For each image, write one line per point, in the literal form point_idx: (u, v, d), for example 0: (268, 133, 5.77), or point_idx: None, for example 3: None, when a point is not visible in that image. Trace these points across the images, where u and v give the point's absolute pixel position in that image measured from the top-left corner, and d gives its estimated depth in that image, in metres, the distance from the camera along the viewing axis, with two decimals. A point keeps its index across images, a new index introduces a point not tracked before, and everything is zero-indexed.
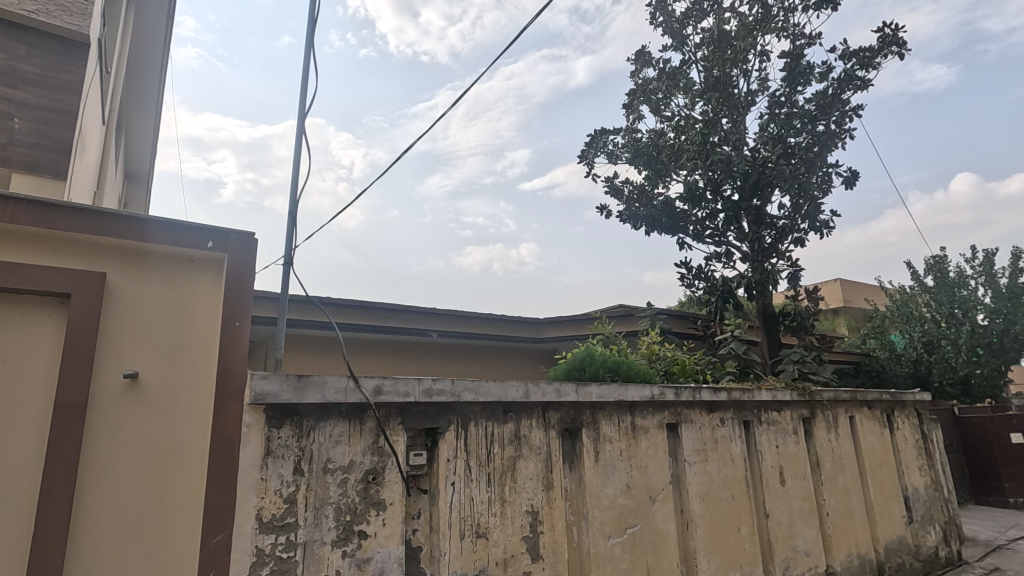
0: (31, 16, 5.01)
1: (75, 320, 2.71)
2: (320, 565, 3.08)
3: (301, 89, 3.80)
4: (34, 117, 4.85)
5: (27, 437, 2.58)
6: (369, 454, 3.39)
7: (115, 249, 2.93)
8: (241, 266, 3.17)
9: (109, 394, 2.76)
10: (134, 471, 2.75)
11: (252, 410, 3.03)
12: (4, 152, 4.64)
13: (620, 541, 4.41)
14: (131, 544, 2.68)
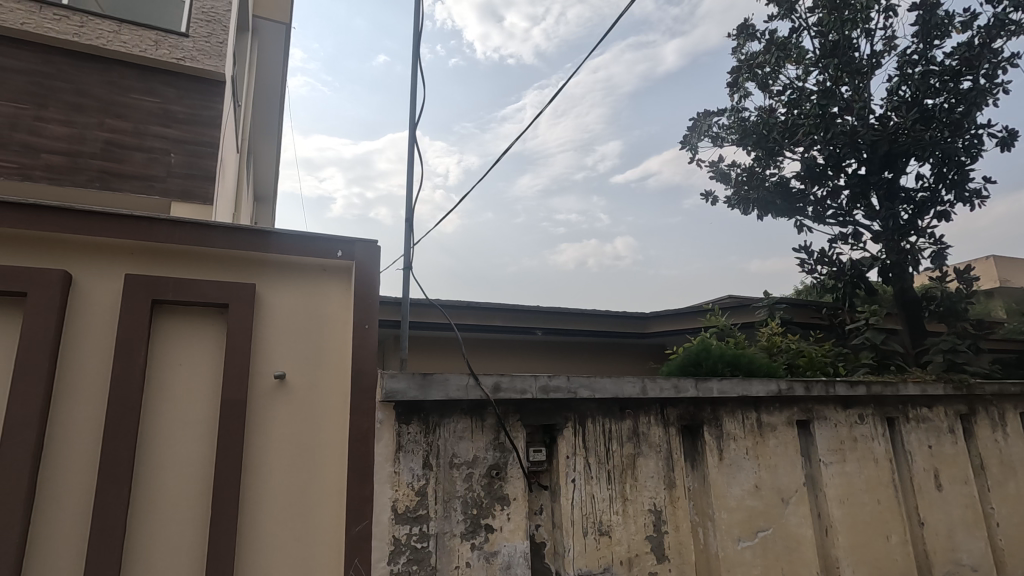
0: (180, 62, 5.89)
1: (233, 328, 3.02)
2: (451, 556, 3.20)
3: (412, 100, 3.99)
4: (185, 151, 5.73)
5: (199, 433, 2.91)
6: (492, 449, 3.47)
7: (259, 262, 3.24)
8: (368, 272, 3.38)
9: (263, 392, 3.06)
10: (286, 463, 3.03)
11: (384, 406, 3.22)
12: (165, 184, 5.55)
13: (752, 545, 4.16)
14: (286, 528, 2.96)
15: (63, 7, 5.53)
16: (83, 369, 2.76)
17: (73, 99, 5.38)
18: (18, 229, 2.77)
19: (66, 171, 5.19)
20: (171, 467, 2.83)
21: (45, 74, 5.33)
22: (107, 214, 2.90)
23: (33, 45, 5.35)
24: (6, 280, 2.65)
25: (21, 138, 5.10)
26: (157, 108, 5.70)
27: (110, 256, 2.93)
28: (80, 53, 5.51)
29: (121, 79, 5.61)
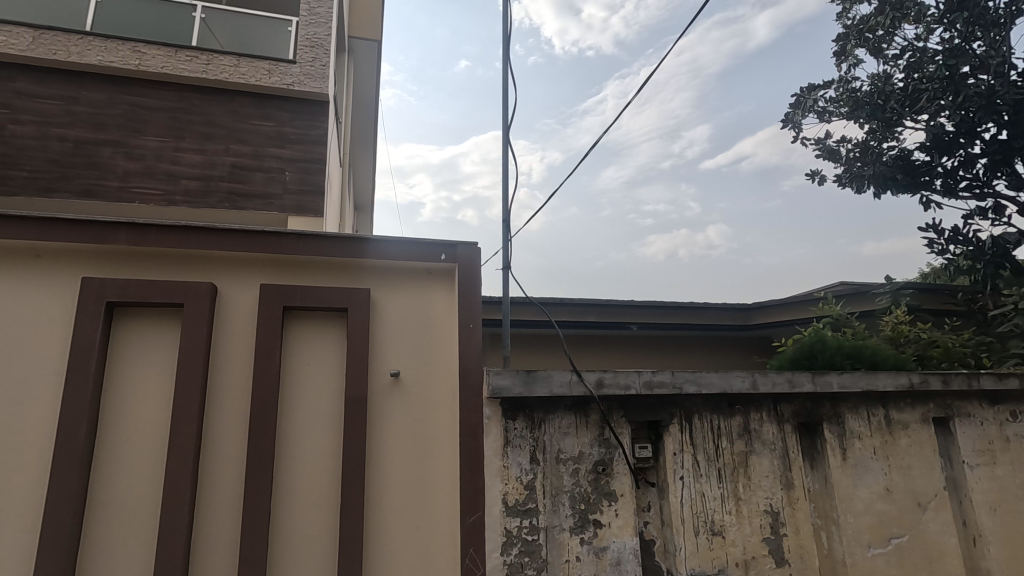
0: (290, 87, 6.43)
1: (352, 330, 3.25)
2: (561, 549, 3.24)
3: (503, 103, 4.07)
4: (298, 169, 6.26)
5: (327, 427, 3.16)
6: (597, 445, 3.47)
7: (371, 268, 3.47)
8: (470, 274, 3.51)
9: (380, 390, 3.27)
10: (404, 456, 3.23)
11: (491, 403, 3.33)
12: (281, 201, 6.11)
13: (884, 553, 3.83)
14: (406, 517, 3.15)
15: (193, 48, 6.23)
16: (227, 370, 3.07)
17: (204, 129, 6.06)
18: (171, 247, 3.10)
19: (200, 194, 5.87)
20: (304, 459, 3.09)
21: (181, 109, 6.05)
22: (242, 231, 3.21)
23: (171, 84, 6.09)
24: (164, 293, 2.98)
25: (164, 167, 5.84)
26: (273, 131, 6.28)
27: (246, 268, 3.24)
28: (208, 88, 6.19)
29: (242, 107, 6.24)
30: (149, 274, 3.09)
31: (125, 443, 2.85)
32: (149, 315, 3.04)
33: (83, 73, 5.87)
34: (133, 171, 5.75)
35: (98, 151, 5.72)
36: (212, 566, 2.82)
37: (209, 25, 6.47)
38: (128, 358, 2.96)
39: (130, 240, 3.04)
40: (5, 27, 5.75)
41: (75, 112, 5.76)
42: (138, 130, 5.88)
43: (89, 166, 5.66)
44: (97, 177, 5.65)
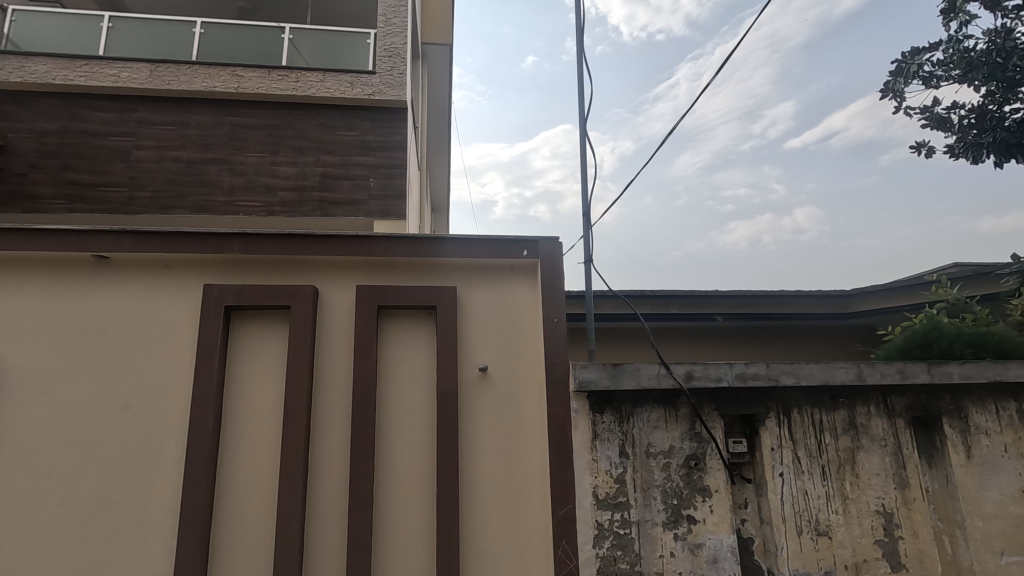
0: (371, 96, 6.73)
1: (442, 327, 3.37)
2: (655, 544, 3.19)
3: (579, 95, 4.03)
4: (381, 174, 6.57)
5: (421, 420, 3.30)
6: (688, 439, 3.39)
7: (457, 266, 3.57)
8: (553, 269, 3.53)
9: (470, 384, 3.38)
10: (494, 448, 3.31)
11: (578, 396, 3.34)
12: (367, 206, 6.43)
13: (1019, 561, 3.47)
14: (499, 507, 3.23)
15: (284, 67, 6.68)
16: (330, 367, 3.28)
17: (296, 143, 6.50)
18: (276, 254, 3.34)
19: (295, 204, 6.32)
20: (401, 450, 3.25)
21: (275, 126, 6.53)
22: (338, 235, 3.40)
23: (266, 103, 6.58)
24: (272, 296, 3.23)
25: (263, 181, 6.33)
26: (358, 140, 6.63)
27: (343, 270, 3.44)
28: (298, 104, 6.63)
29: (328, 120, 6.63)
30: (259, 280, 3.35)
31: (244, 434, 3.11)
32: (260, 317, 3.30)
33: (192, 99, 6.48)
34: (237, 186, 6.28)
35: (207, 170, 6.30)
36: (324, 548, 3.03)
37: (297, 44, 6.91)
38: (244, 357, 3.23)
39: (242, 249, 3.29)
40: (127, 63, 6.45)
41: (187, 135, 6.37)
42: (240, 148, 6.41)
43: (200, 184, 6.24)
44: (207, 194, 6.22)
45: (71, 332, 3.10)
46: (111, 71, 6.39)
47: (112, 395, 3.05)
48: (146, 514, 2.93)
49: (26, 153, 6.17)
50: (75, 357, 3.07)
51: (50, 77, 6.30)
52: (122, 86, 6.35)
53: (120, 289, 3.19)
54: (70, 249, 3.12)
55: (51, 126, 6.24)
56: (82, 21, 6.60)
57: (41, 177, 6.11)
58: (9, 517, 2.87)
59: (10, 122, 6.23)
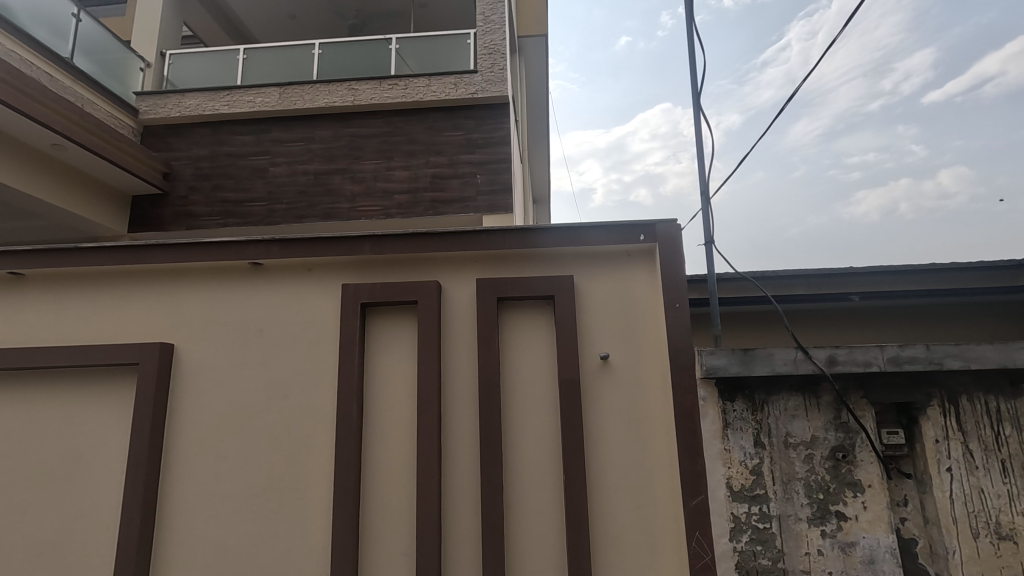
0: (474, 95, 6.89)
1: (561, 316, 3.37)
2: (799, 541, 2.99)
3: (691, 68, 3.81)
4: (488, 171, 6.73)
5: (545, 408, 3.35)
6: (833, 430, 3.12)
7: (572, 255, 3.57)
8: (672, 254, 3.39)
9: (592, 373, 3.37)
10: (619, 437, 3.28)
11: (705, 383, 3.25)
12: (475, 203, 6.63)
13: None
14: (628, 497, 3.20)
15: (393, 76, 7.05)
16: (457, 358, 3.42)
17: (408, 147, 6.86)
18: (401, 253, 3.53)
19: (410, 205, 6.67)
20: (527, 437, 3.32)
21: (388, 133, 6.94)
22: (457, 232, 3.53)
23: (379, 113, 7.01)
24: (401, 292, 3.44)
25: (380, 186, 6.75)
26: (464, 139, 6.84)
27: (462, 265, 3.57)
28: (408, 110, 6.97)
29: (436, 122, 6.91)
30: (387, 278, 3.58)
31: (383, 422, 3.35)
32: (390, 313, 3.52)
33: (315, 115, 7.06)
34: (358, 193, 6.76)
35: (332, 180, 6.84)
36: (459, 529, 3.19)
37: (403, 53, 7.25)
38: (380, 349, 3.46)
39: (372, 250, 3.51)
40: (261, 89, 7.18)
41: (313, 150, 6.96)
42: (358, 157, 6.89)
43: (326, 193, 6.80)
44: (333, 202, 6.76)
45: (236, 331, 3.51)
46: (248, 98, 7.15)
47: (272, 387, 3.42)
48: (305, 493, 3.27)
49: (186, 178, 7.09)
50: (242, 353, 3.48)
51: (201, 109, 7.18)
52: (257, 110, 7.07)
53: (273, 291, 3.56)
54: (230, 258, 3.53)
55: (204, 153, 7.12)
56: (223, 56, 7.45)
57: (199, 198, 7.00)
58: (197, 492, 3.32)
59: (173, 151, 7.19)
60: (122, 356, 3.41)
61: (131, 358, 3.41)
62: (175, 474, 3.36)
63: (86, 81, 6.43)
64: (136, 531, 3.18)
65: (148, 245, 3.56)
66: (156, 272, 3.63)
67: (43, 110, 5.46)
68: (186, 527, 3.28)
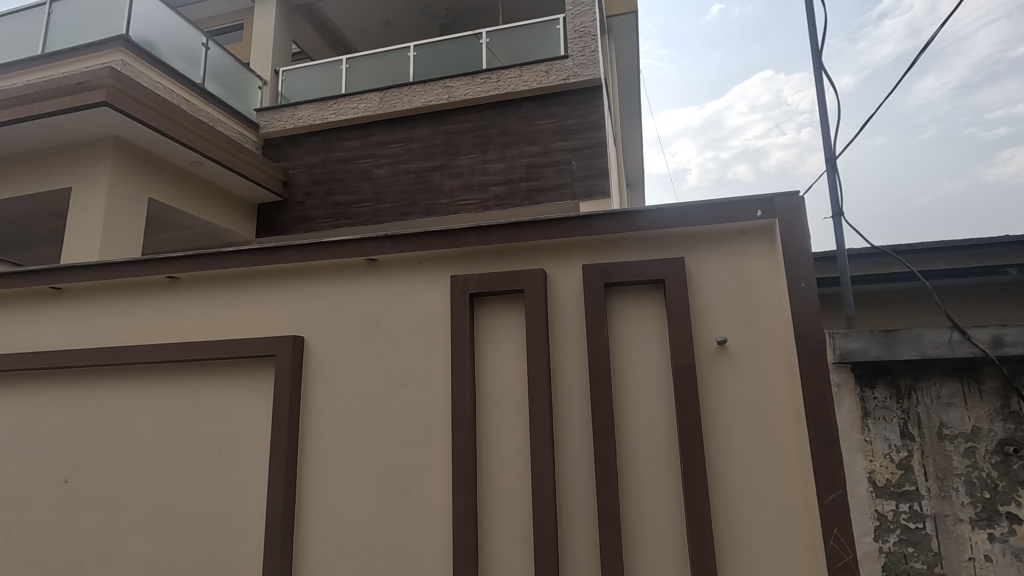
0: (566, 81, 6.79)
1: (673, 300, 3.24)
2: (960, 545, 2.66)
3: (810, 21, 3.44)
4: (583, 156, 6.62)
5: (658, 395, 3.25)
6: (999, 420, 2.72)
7: (682, 236, 3.41)
8: (794, 229, 3.13)
9: (708, 358, 3.21)
10: (742, 426, 3.10)
11: (839, 368, 2.97)
12: (571, 189, 6.56)
13: None
14: (753, 489, 3.02)
15: (485, 70, 7.14)
16: (565, 345, 3.41)
17: (502, 138, 6.93)
18: (506, 243, 3.56)
19: (507, 196, 6.75)
20: (641, 424, 3.24)
21: (483, 127, 7.04)
22: (560, 219, 3.49)
23: (473, 107, 7.13)
24: (508, 282, 3.48)
25: (478, 180, 6.89)
26: (558, 126, 6.78)
27: (567, 253, 3.54)
28: (501, 102, 7.03)
29: (529, 112, 6.91)
30: (493, 268, 3.63)
31: (496, 409, 3.42)
32: (498, 302, 3.57)
33: (413, 116, 7.33)
34: (456, 187, 6.95)
35: (431, 177, 7.09)
36: (575, 515, 3.19)
37: (494, 45, 7.31)
38: (490, 338, 3.53)
39: (478, 241, 3.58)
40: (363, 96, 7.58)
41: (413, 149, 7.25)
42: (456, 153, 7.07)
43: (427, 190, 7.06)
44: (434, 198, 7.01)
45: (357, 323, 3.75)
46: (353, 105, 7.58)
47: (391, 375, 3.61)
48: (426, 475, 3.42)
49: (302, 184, 7.67)
50: (363, 343, 3.71)
51: (312, 119, 7.72)
52: (361, 116, 7.48)
53: (387, 285, 3.75)
54: (348, 255, 3.76)
55: (316, 160, 7.66)
56: (328, 68, 7.95)
57: (314, 202, 7.54)
58: (330, 471, 3.59)
59: (289, 160, 7.80)
60: (262, 348, 3.77)
61: (269, 350, 3.76)
62: (309, 455, 3.65)
63: (216, 103, 7.15)
64: (281, 505, 3.51)
65: (277, 246, 3.88)
66: (285, 271, 3.95)
67: (184, 132, 6.16)
68: (321, 504, 3.56)
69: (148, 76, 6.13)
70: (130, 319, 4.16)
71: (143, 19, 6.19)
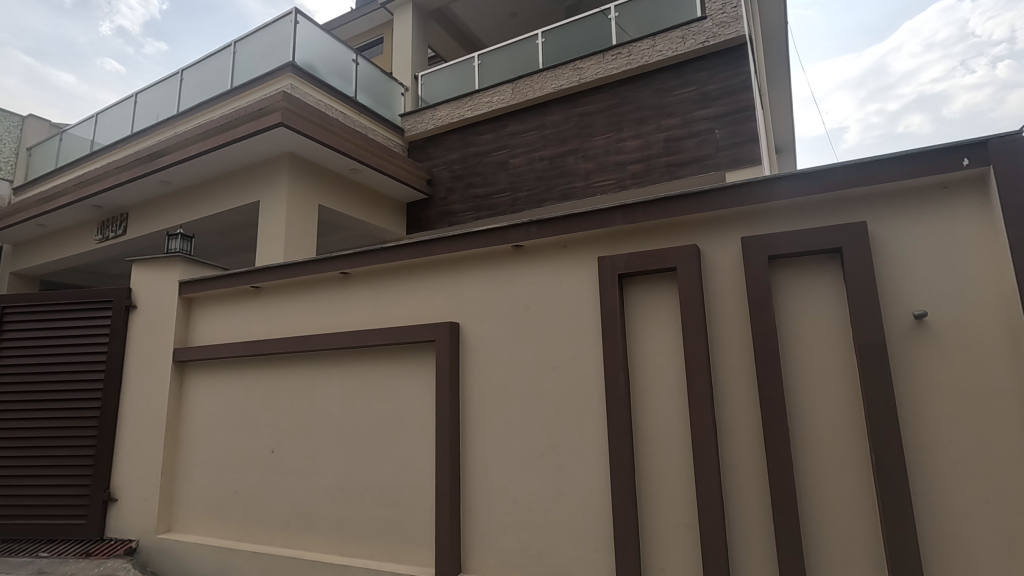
0: (705, 44, 6.31)
1: (853, 270, 2.86)
2: None
3: None
4: (727, 123, 6.12)
5: (840, 378, 2.90)
6: None
7: (863, 198, 2.99)
8: (1017, 177, 2.58)
9: (901, 335, 2.80)
10: (951, 414, 2.65)
11: None
12: (716, 159, 6.10)
13: None
14: (970, 487, 2.58)
15: (616, 45, 6.91)
16: (724, 325, 3.19)
17: (637, 114, 6.68)
18: (654, 220, 3.42)
19: (645, 173, 6.50)
20: (820, 410, 2.92)
21: (616, 104, 6.84)
22: (713, 190, 3.25)
23: (605, 86, 6.95)
24: (659, 260, 3.33)
25: (613, 159, 6.72)
26: (698, 94, 6.34)
27: (724, 226, 3.30)
28: (635, 77, 6.76)
29: (666, 83, 6.55)
30: (642, 247, 3.51)
31: (651, 391, 3.32)
32: (648, 282, 3.44)
33: (545, 103, 7.36)
34: (591, 170, 6.85)
35: (566, 161, 7.06)
36: (745, 506, 2.99)
37: (624, 18, 7.04)
38: (642, 319, 3.42)
39: (625, 220, 3.47)
40: (496, 89, 7.77)
41: (546, 136, 7.28)
42: (589, 134, 6.96)
43: (562, 175, 7.06)
44: (569, 182, 6.98)
45: (508, 309, 3.86)
46: (487, 99, 7.82)
47: (543, 358, 3.67)
48: (582, 457, 3.44)
49: (444, 180, 8.09)
50: (514, 328, 3.81)
51: (450, 118, 8.11)
52: (495, 109, 7.68)
53: (534, 270, 3.81)
54: (496, 243, 3.88)
55: (455, 156, 8.03)
56: (463, 66, 8.27)
57: (455, 197, 7.92)
58: (490, 451, 3.76)
59: (432, 159, 8.27)
60: (423, 335, 4.05)
61: (428, 336, 4.02)
62: (471, 435, 3.86)
63: (367, 113, 7.81)
64: (447, 481, 3.75)
65: (430, 238, 4.13)
66: (438, 262, 4.20)
67: (343, 142, 6.84)
68: (483, 480, 3.75)
69: (312, 96, 6.89)
70: (313, 311, 4.72)
71: (305, 45, 6.96)
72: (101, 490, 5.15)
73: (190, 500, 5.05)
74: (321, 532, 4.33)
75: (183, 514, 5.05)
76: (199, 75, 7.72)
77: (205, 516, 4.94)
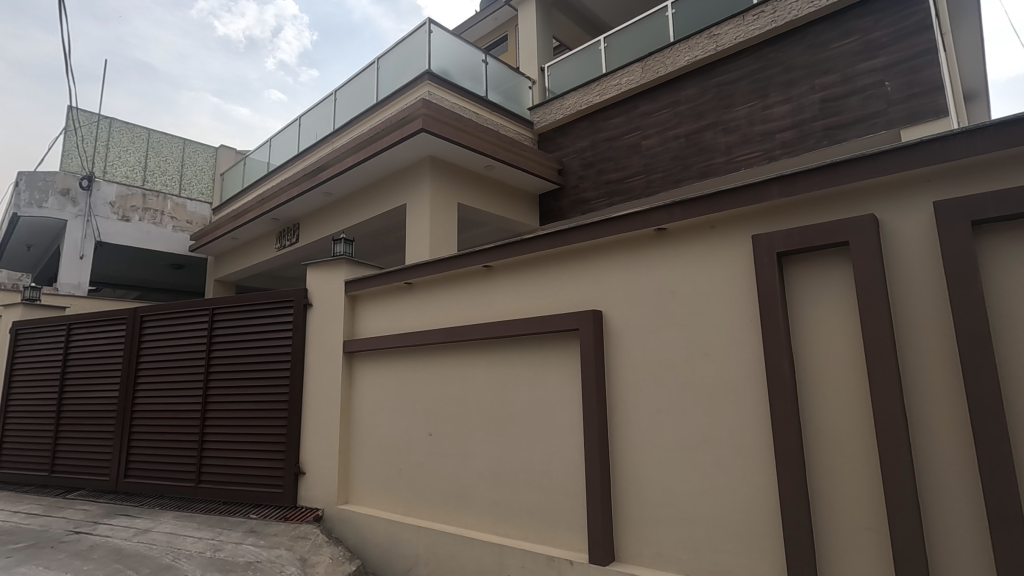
0: None
1: None
2: None
3: None
4: (901, 72, 5.30)
5: None
6: None
7: None
8: None
9: None
10: None
11: None
12: (888, 116, 5.32)
13: None
14: None
15: (758, 4, 6.32)
16: (913, 304, 2.78)
17: (786, 76, 6.05)
18: (819, 191, 3.07)
19: (798, 141, 5.87)
20: None
21: (760, 69, 6.27)
22: (893, 151, 2.83)
23: (747, 50, 6.40)
24: (827, 234, 2.98)
25: (759, 129, 6.17)
26: (861, 44, 5.58)
27: (909, 191, 2.86)
28: (782, 36, 6.13)
29: (820, 37, 5.86)
30: (804, 221, 3.17)
31: (823, 380, 2.99)
32: (815, 259, 3.11)
33: (679, 77, 6.97)
34: (733, 143, 6.36)
35: (704, 137, 6.63)
36: (949, 512, 2.58)
37: None
38: (808, 301, 3.10)
39: (783, 193, 3.16)
40: (625, 70, 7.53)
41: (682, 112, 6.90)
42: (730, 105, 6.46)
43: (700, 152, 6.64)
44: (709, 159, 6.56)
45: (654, 295, 3.73)
46: (616, 81, 7.61)
47: (694, 344, 3.50)
48: (743, 449, 3.22)
49: (575, 169, 8.05)
50: (661, 314, 3.68)
51: (579, 106, 8.03)
52: (626, 91, 7.45)
53: (680, 253, 3.63)
54: (637, 228, 3.77)
55: (586, 144, 7.94)
56: (589, 51, 8.13)
57: (588, 185, 7.84)
58: (640, 440, 3.68)
59: (562, 149, 8.27)
60: (566, 324, 4.07)
61: (572, 325, 4.04)
62: (619, 424, 3.81)
63: (498, 110, 8.03)
64: (597, 469, 3.74)
65: (569, 228, 4.13)
66: (578, 251, 4.20)
67: (478, 141, 7.12)
68: (634, 469, 3.69)
69: (447, 100, 7.26)
70: (460, 304, 4.99)
71: (439, 52, 7.34)
72: (293, 465, 5.96)
73: (364, 476, 5.63)
74: (478, 513, 4.58)
75: (358, 489, 5.66)
76: (350, 93, 8.53)
77: (376, 491, 5.48)
